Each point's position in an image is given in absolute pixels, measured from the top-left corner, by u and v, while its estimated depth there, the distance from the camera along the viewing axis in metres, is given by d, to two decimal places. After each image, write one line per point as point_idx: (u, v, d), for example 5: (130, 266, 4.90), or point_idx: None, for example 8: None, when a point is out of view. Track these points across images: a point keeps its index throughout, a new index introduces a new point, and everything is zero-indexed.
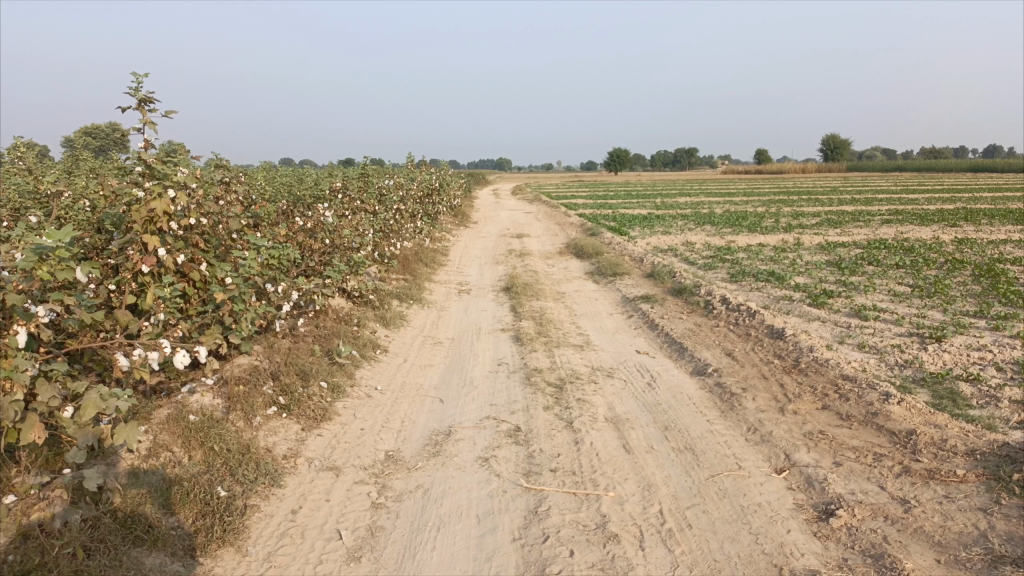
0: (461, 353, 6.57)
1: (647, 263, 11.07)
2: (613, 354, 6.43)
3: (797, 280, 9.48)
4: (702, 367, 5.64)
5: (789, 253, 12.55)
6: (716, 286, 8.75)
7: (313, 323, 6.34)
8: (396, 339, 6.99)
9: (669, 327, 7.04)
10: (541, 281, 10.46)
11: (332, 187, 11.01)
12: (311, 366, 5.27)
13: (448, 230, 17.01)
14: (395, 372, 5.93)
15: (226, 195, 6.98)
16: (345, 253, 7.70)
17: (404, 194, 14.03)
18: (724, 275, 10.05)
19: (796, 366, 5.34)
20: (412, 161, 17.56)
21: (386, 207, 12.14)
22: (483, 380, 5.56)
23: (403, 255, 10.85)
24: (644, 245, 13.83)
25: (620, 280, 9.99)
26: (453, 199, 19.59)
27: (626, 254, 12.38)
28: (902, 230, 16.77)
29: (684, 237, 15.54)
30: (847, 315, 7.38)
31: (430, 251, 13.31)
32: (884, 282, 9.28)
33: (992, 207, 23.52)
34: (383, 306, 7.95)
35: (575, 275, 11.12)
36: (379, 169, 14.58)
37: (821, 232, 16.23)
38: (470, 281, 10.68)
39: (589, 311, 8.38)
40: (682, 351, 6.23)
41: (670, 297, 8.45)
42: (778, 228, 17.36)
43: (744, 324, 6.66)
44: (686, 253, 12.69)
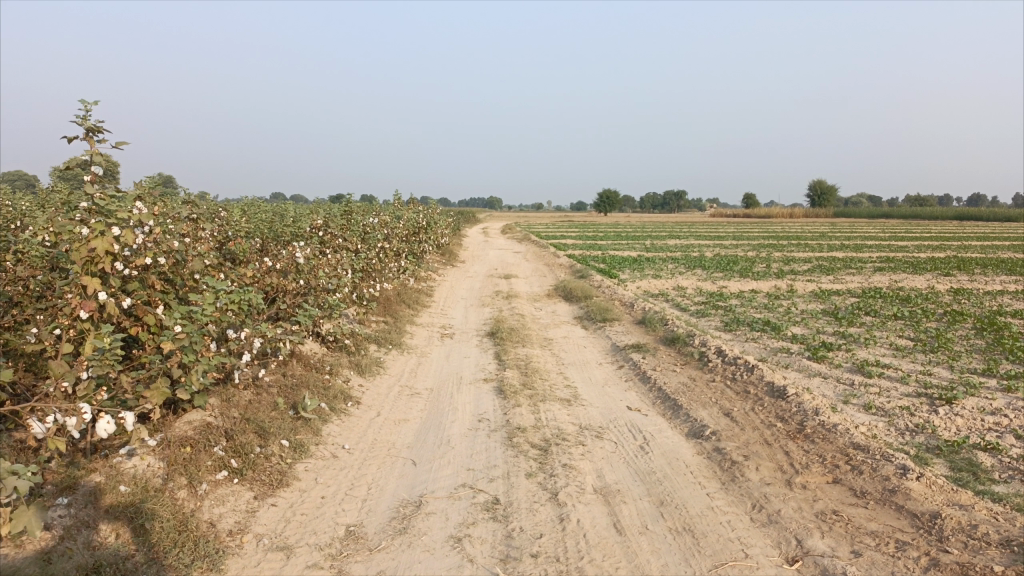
0: (439, 406, 6.11)
1: (637, 309, 10.70)
2: (602, 411, 5.98)
3: (794, 330, 9.12)
4: (699, 428, 5.21)
5: (783, 301, 12.22)
6: (710, 336, 8.36)
7: (279, 371, 5.89)
8: (370, 389, 6.52)
9: (662, 381, 6.62)
10: (527, 326, 10.03)
11: (312, 225, 10.63)
12: (271, 423, 4.80)
13: (434, 270, 16.64)
14: (366, 428, 5.46)
15: (193, 232, 6.58)
16: (320, 295, 7.28)
17: (389, 233, 13.68)
18: (717, 324, 9.68)
19: (801, 430, 4.92)
20: (399, 198, 17.23)
21: (369, 245, 11.76)
22: (461, 440, 5.10)
23: (384, 296, 10.43)
24: (634, 289, 13.47)
25: (610, 326, 9.60)
26: (440, 237, 19.24)
27: (617, 299, 12.00)
28: (896, 278, 16.53)
29: (674, 281, 15.21)
30: (849, 371, 7.00)
31: (414, 291, 12.90)
32: (885, 334, 8.92)
33: (982, 256, 23.43)
34: (359, 352, 7.50)
35: (564, 320, 10.74)
36: (365, 207, 14.23)
37: (814, 279, 15.96)
38: (454, 324, 10.26)
39: (577, 360, 7.95)
40: (676, 409, 5.80)
41: (662, 347, 8.05)
42: (770, 274, 17.06)
43: (742, 380, 6.26)
44: (677, 298, 12.33)
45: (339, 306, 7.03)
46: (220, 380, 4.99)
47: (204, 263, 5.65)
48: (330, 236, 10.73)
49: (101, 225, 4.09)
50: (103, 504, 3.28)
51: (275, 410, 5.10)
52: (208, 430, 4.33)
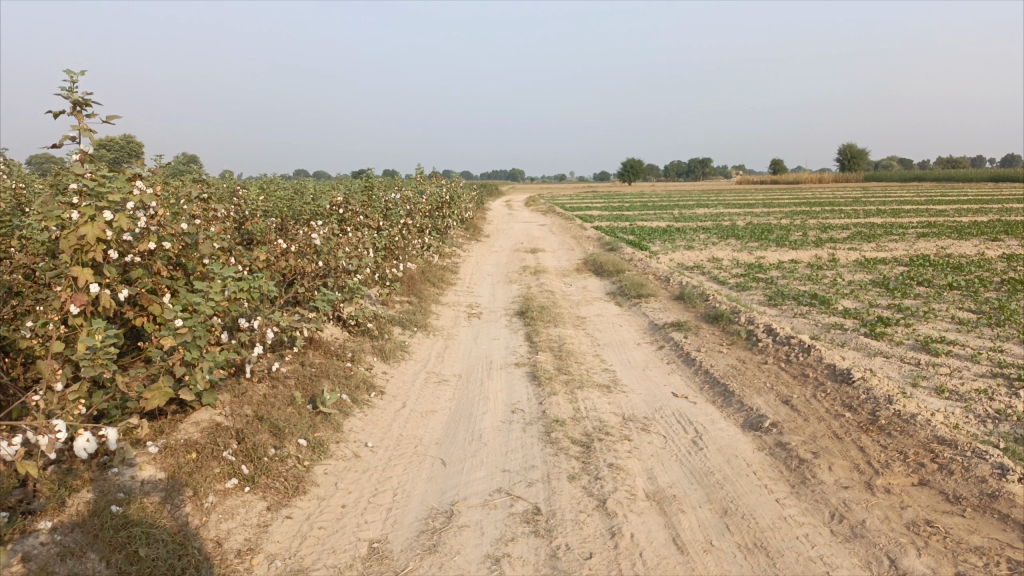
0: (469, 395, 5.66)
1: (673, 283, 10.18)
2: (646, 399, 5.50)
3: (844, 304, 8.55)
4: (757, 418, 4.71)
5: (826, 271, 11.61)
6: (755, 312, 7.84)
7: (297, 361, 5.48)
8: (395, 376, 6.10)
9: (709, 364, 6.12)
10: (558, 303, 9.55)
11: (332, 202, 10.20)
12: (287, 421, 4.39)
13: (459, 245, 16.22)
14: (390, 421, 5.03)
15: (202, 213, 6.17)
16: (340, 277, 6.86)
17: (411, 208, 13.25)
18: (760, 298, 9.13)
19: (872, 421, 4.41)
20: (421, 172, 16.75)
21: (391, 222, 11.34)
22: (494, 435, 4.65)
23: (408, 275, 10.01)
24: (667, 262, 12.93)
25: (646, 302, 9.11)
26: (464, 211, 18.75)
27: (650, 273, 11.47)
28: (942, 244, 15.77)
29: (708, 253, 14.62)
30: (913, 349, 6.44)
31: (439, 269, 12.48)
32: (943, 306, 8.32)
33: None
34: (382, 337, 7.09)
35: (596, 296, 10.26)
36: (386, 183, 13.80)
37: (855, 247, 15.25)
38: (481, 303, 9.82)
39: (613, 340, 7.47)
40: (727, 395, 5.31)
41: (704, 325, 7.54)
42: (808, 243, 16.35)
43: (798, 362, 5.74)
44: (714, 271, 11.77)
45: (360, 288, 6.60)
46: (232, 374, 4.59)
47: (213, 247, 5.24)
48: (350, 214, 10.30)
49: (90, 209, 3.68)
50: (93, 527, 2.89)
51: (291, 405, 4.70)
52: (216, 433, 3.93)
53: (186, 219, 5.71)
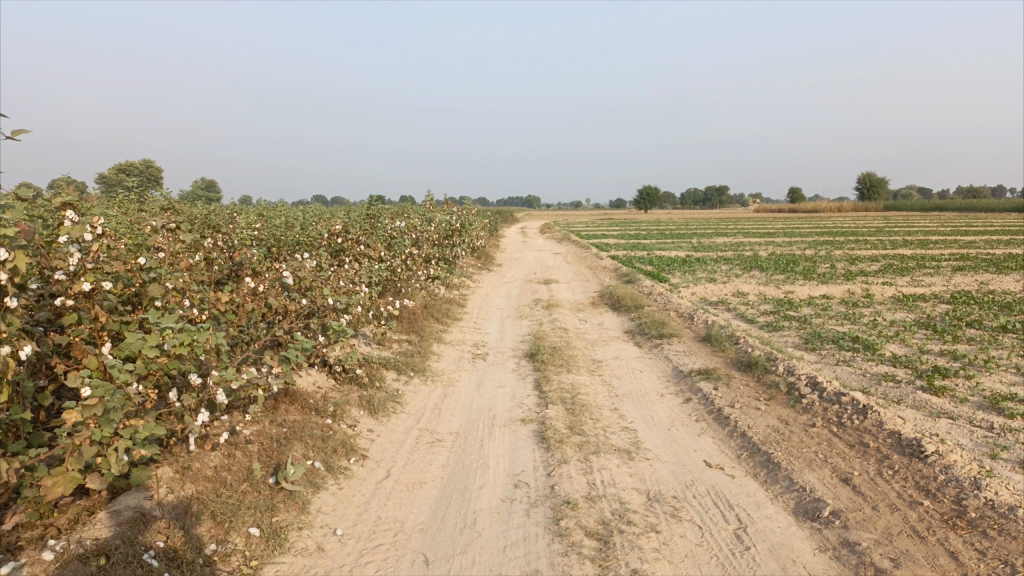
0: (466, 461, 4.85)
1: (698, 321, 9.35)
2: (674, 469, 4.65)
3: (890, 349, 7.67)
4: (812, 503, 3.86)
5: (862, 309, 10.73)
6: (792, 359, 6.99)
7: (265, 421, 4.71)
8: (383, 435, 5.30)
9: (746, 425, 5.26)
10: (571, 343, 8.73)
11: (329, 232, 9.46)
12: (238, 506, 3.62)
13: (469, 276, 15.47)
14: (369, 497, 4.22)
15: (166, 245, 5.44)
16: (325, 319, 6.09)
17: (417, 237, 12.54)
18: (795, 341, 8.26)
19: (959, 514, 3.55)
20: (430, 198, 16.03)
21: (394, 252, 10.62)
22: (492, 521, 3.83)
23: (409, 311, 9.25)
24: (689, 297, 12.10)
25: (668, 344, 8.28)
26: (475, 240, 18.00)
27: (672, 309, 10.62)
28: (982, 278, 14.83)
29: (732, 286, 13.77)
30: (982, 408, 5.55)
31: (445, 302, 11.72)
32: (1004, 353, 7.42)
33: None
34: (372, 385, 6.29)
35: (612, 334, 9.45)
36: (391, 211, 13.12)
37: (890, 281, 14.35)
38: (487, 342, 9.03)
39: (633, 390, 6.62)
40: (772, 467, 4.46)
41: (735, 374, 6.68)
42: (837, 276, 15.42)
43: (853, 428, 4.88)
44: (741, 307, 10.92)
45: (347, 332, 5.81)
46: (175, 443, 3.83)
47: (166, 287, 4.50)
48: (348, 245, 9.56)
49: None
50: None
51: (246, 482, 3.91)
52: (139, 529, 3.16)
53: (142, 255, 4.99)
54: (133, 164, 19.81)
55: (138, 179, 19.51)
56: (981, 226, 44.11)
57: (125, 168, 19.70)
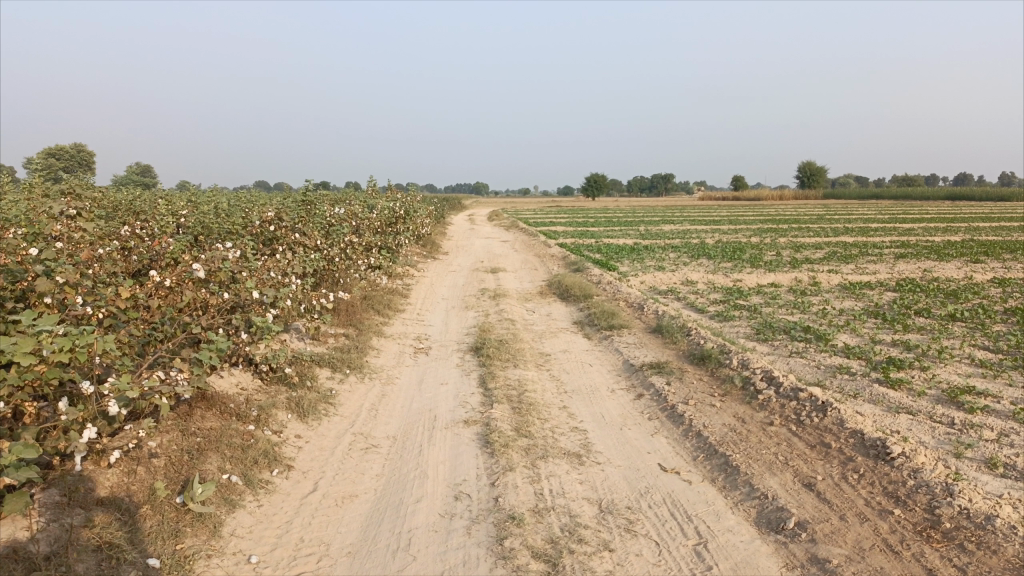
0: (402, 469, 4.45)
1: (648, 311, 9.09)
2: (627, 474, 4.32)
3: (843, 340, 7.52)
4: (776, 513, 3.58)
5: (811, 297, 10.64)
6: (745, 351, 6.76)
7: (175, 431, 4.22)
8: (312, 442, 4.86)
9: (701, 424, 4.97)
10: (518, 336, 8.37)
11: (260, 219, 8.89)
12: (134, 535, 3.16)
13: (413, 264, 14.99)
14: (293, 515, 3.78)
15: (65, 233, 4.87)
16: (250, 314, 5.59)
17: (358, 224, 12.00)
18: (746, 332, 8.06)
19: (932, 524, 3.32)
20: (372, 184, 15.47)
21: (332, 240, 10.09)
22: (429, 540, 3.45)
23: (347, 302, 8.76)
24: (639, 286, 11.86)
25: (618, 336, 7.99)
26: (420, 227, 17.50)
27: (621, 299, 10.35)
28: (923, 266, 15.01)
29: (681, 274, 13.61)
30: (940, 403, 5.38)
31: (387, 292, 11.24)
32: (954, 343, 7.34)
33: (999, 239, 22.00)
34: (303, 385, 5.82)
35: (561, 325, 9.13)
36: (330, 197, 12.54)
37: (835, 269, 14.39)
38: (430, 335, 8.61)
39: (582, 386, 6.29)
40: (730, 471, 4.17)
41: (688, 367, 6.42)
42: (784, 264, 15.45)
43: (814, 428, 4.63)
44: (691, 296, 10.73)
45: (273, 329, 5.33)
46: (62, 462, 3.33)
47: (57, 281, 3.97)
48: (281, 234, 9.01)
49: None
50: None
51: (147, 504, 3.44)
52: (8, 570, 2.67)
53: (34, 245, 4.42)
54: (62, 149, 18.74)
55: (66, 163, 18.45)
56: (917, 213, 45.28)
57: (54, 152, 18.63)
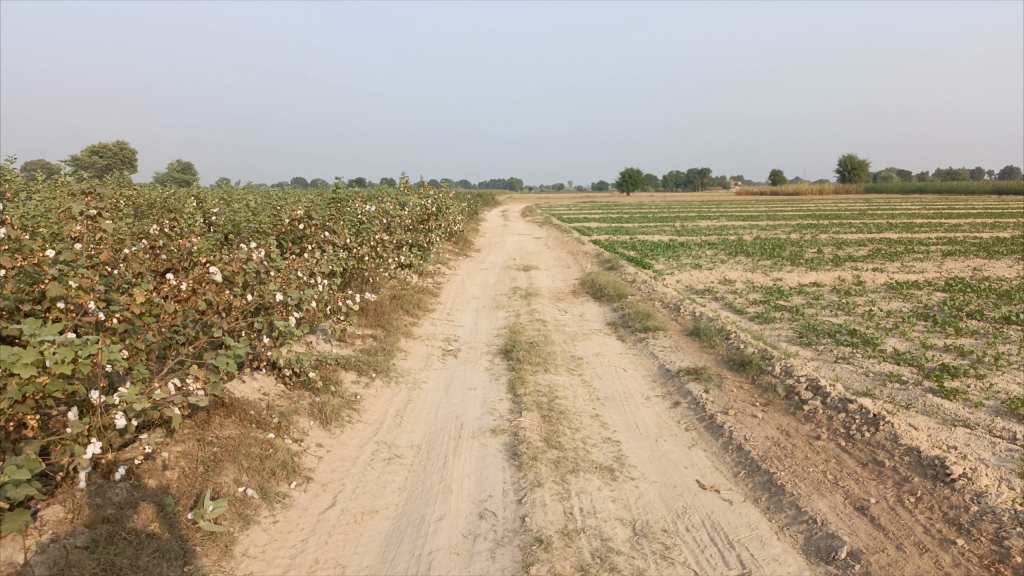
0: (425, 482, 4.24)
1: (684, 312, 8.78)
2: (663, 491, 4.06)
3: (892, 344, 7.14)
4: (826, 541, 3.29)
5: (856, 298, 10.21)
6: (788, 356, 6.44)
7: (191, 441, 4.08)
8: (333, 451, 4.68)
9: (742, 437, 4.68)
10: (550, 337, 8.13)
11: (289, 217, 8.77)
12: (140, 557, 3.00)
13: (445, 262, 14.83)
14: (309, 533, 3.59)
15: (83, 236, 4.76)
16: (272, 318, 5.44)
17: (388, 221, 11.86)
18: (788, 335, 7.70)
19: (1002, 558, 3.02)
20: (404, 181, 15.33)
21: (361, 238, 9.95)
22: (450, 565, 3.23)
23: (376, 303, 8.61)
24: (674, 285, 11.54)
25: (653, 339, 7.71)
26: (453, 224, 17.33)
27: (656, 299, 10.05)
28: (974, 264, 14.40)
29: (718, 273, 13.22)
30: (1001, 415, 5.02)
31: (417, 291, 11.08)
32: (1012, 348, 6.92)
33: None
34: (326, 390, 5.66)
35: (594, 326, 8.87)
36: (361, 195, 12.42)
37: (880, 267, 13.88)
38: (460, 336, 8.41)
39: (615, 393, 6.03)
40: (774, 491, 3.89)
41: (727, 373, 6.11)
42: (826, 261, 14.95)
43: (865, 444, 4.32)
44: (729, 296, 10.38)
45: (294, 333, 5.18)
46: (68, 478, 3.19)
47: (68, 286, 3.84)
48: (310, 233, 8.88)
49: None
50: None
51: (156, 521, 3.28)
52: None
53: (49, 247, 4.30)
54: (104, 147, 18.96)
55: (108, 161, 18.64)
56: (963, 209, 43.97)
57: (98, 150, 18.86)
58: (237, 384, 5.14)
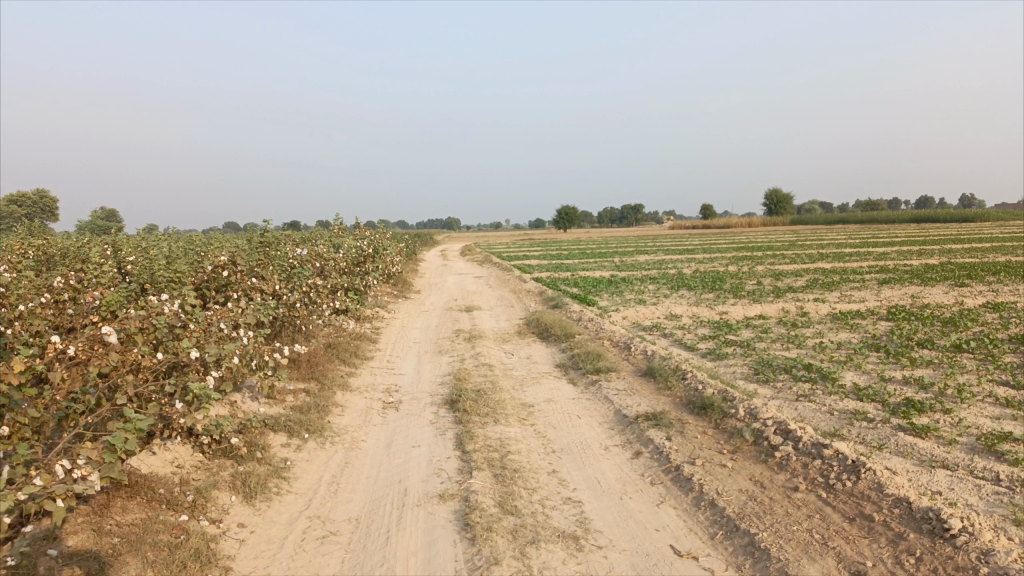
0: (365, 565, 3.70)
1: (635, 351, 8.45)
2: (636, 561, 3.61)
3: (850, 379, 6.93)
4: None
5: (804, 330, 10.09)
6: (749, 396, 6.13)
7: (86, 533, 3.46)
8: (259, 532, 4.09)
9: (714, 492, 4.29)
10: (497, 383, 7.66)
11: (211, 264, 8.14)
12: None
13: (383, 305, 14.25)
14: None
15: None
16: (186, 379, 4.83)
17: (322, 265, 11.28)
18: (744, 372, 7.42)
19: None
20: (339, 222, 14.76)
21: (292, 284, 9.36)
22: None
23: (308, 354, 8.01)
24: (621, 322, 11.25)
25: (606, 381, 7.33)
26: (390, 266, 16.77)
27: (604, 337, 9.71)
28: (911, 291, 14.60)
29: (664, 308, 13.02)
30: (978, 453, 4.78)
31: (354, 337, 10.49)
32: (969, 378, 6.79)
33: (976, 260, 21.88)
34: (252, 457, 5.05)
35: (542, 369, 8.45)
36: (292, 238, 11.82)
37: (821, 297, 13.92)
38: (401, 386, 7.87)
39: (571, 444, 5.58)
40: (758, 556, 3.49)
41: (688, 417, 5.75)
42: (768, 293, 14.97)
43: (848, 496, 3.98)
44: (678, 332, 10.12)
45: (211, 396, 4.61)
46: None
47: None
48: (235, 280, 8.25)
49: None
50: None
51: None
52: None
53: None
54: (23, 195, 17.88)
55: (26, 210, 17.55)
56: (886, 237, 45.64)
57: (16, 198, 17.77)
58: (146, 457, 4.51)
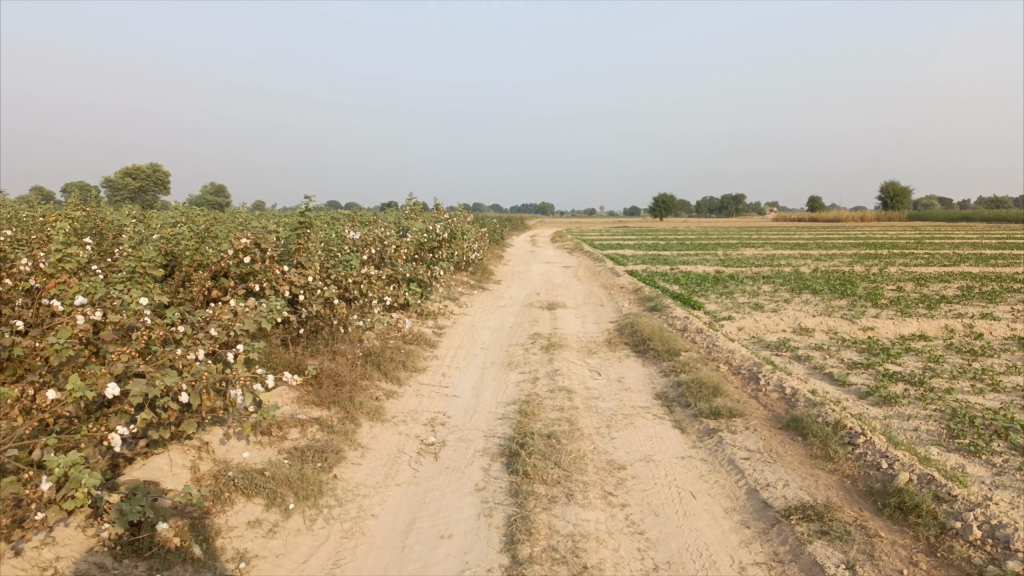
0: None
1: (765, 386, 6.29)
2: None
3: None
4: None
5: (991, 362, 7.64)
6: (968, 491, 3.92)
7: None
8: None
9: None
10: (577, 422, 5.69)
11: (230, 247, 6.44)
12: None
13: (455, 299, 12.44)
14: None
15: None
16: (71, 439, 3.08)
17: (381, 250, 9.54)
18: (934, 436, 5.13)
19: None
20: (411, 202, 13.03)
21: (334, 275, 7.62)
22: None
23: (335, 368, 6.23)
24: (737, 336, 9.04)
25: (728, 433, 5.23)
26: (470, 254, 14.91)
27: (721, 359, 7.53)
28: None
29: (790, 317, 10.65)
30: None
31: (409, 340, 8.70)
32: None
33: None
34: (184, 556, 3.27)
35: (639, 401, 6.40)
36: (349, 221, 10.15)
37: (990, 312, 11.22)
38: (450, 417, 5.97)
39: (684, 557, 3.53)
40: None
41: (876, 530, 3.58)
42: (917, 303, 12.33)
43: None
44: (817, 356, 7.85)
45: (94, 478, 2.86)
46: None
47: None
48: (259, 268, 6.53)
49: None
50: None
51: None
52: None
53: None
54: (137, 167, 16.90)
55: (138, 183, 16.59)
56: (1017, 239, 40.90)
57: (128, 170, 16.87)
58: None
